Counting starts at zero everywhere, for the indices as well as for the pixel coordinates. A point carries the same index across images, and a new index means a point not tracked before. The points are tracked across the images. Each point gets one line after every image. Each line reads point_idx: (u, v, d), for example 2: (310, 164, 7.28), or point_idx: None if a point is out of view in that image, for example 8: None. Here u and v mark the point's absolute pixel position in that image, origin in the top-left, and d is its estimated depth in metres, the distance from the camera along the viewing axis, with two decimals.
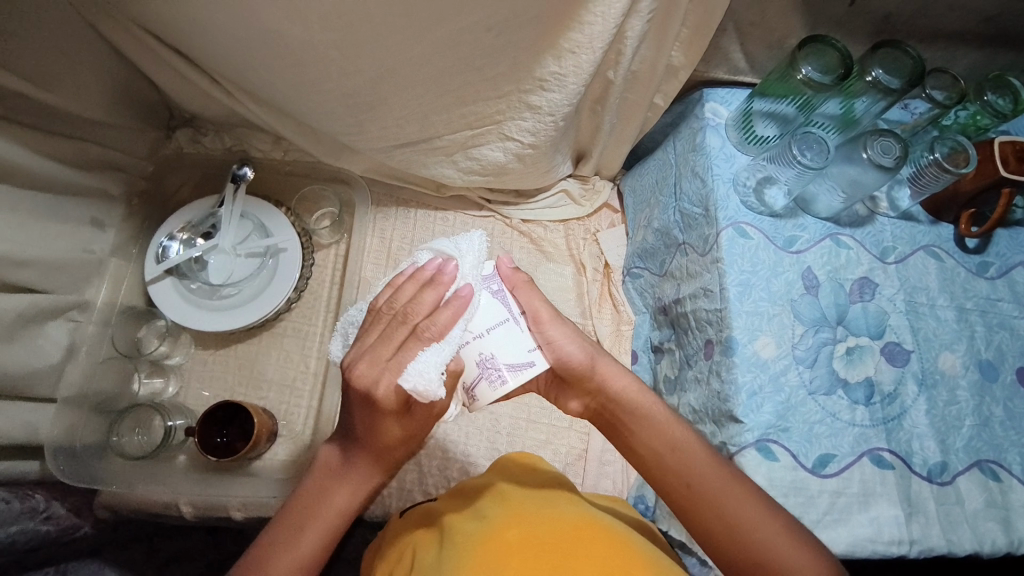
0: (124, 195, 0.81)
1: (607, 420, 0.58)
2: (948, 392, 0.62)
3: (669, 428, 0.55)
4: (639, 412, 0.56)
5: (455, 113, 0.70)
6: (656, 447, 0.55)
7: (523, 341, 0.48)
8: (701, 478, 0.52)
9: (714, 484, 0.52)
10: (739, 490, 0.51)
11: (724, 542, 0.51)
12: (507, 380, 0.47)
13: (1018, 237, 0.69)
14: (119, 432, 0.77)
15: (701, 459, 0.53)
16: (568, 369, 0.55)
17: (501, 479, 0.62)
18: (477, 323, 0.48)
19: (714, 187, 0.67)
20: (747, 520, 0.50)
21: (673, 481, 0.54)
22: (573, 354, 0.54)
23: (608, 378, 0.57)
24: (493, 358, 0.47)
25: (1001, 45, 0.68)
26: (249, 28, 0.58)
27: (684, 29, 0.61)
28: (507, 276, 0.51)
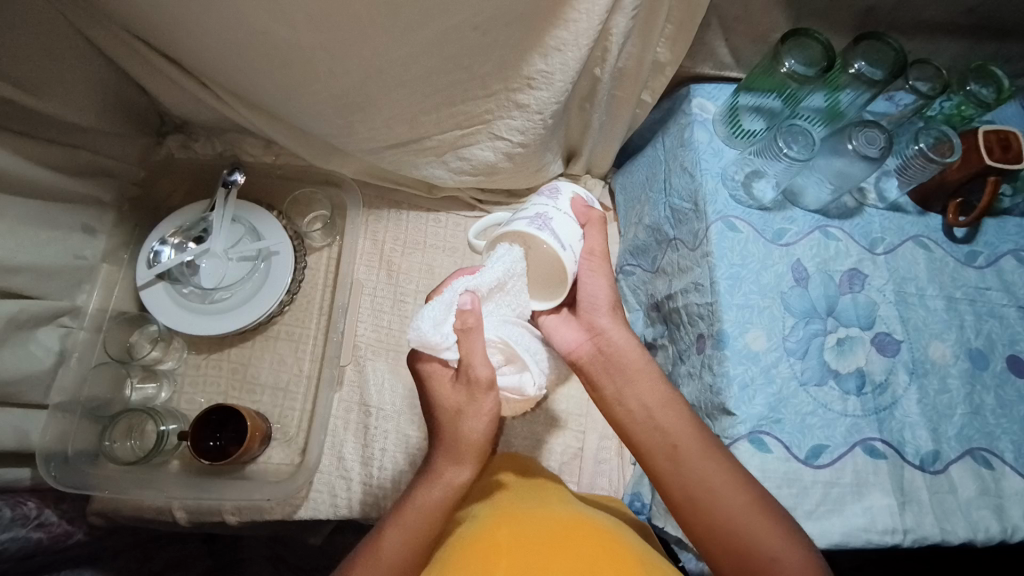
0: (115, 201, 0.81)
1: (598, 366, 0.60)
2: (939, 380, 0.62)
3: (658, 390, 0.57)
4: (632, 363, 0.59)
5: (444, 113, 0.70)
6: (646, 405, 0.57)
7: (573, 229, 0.57)
8: (687, 441, 0.54)
9: (697, 448, 0.53)
10: (718, 462, 0.52)
11: (696, 514, 0.52)
12: (544, 228, 0.54)
13: (1005, 227, 0.69)
14: (111, 438, 0.77)
15: (688, 424, 0.55)
16: (588, 302, 0.61)
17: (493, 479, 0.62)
18: (560, 202, 0.58)
19: (703, 181, 0.67)
20: (722, 490, 0.51)
21: (659, 445, 0.55)
22: (598, 292, 0.60)
23: (611, 329, 0.60)
24: (550, 216, 0.56)
25: (983, 36, 0.69)
26: (235, 31, 0.59)
27: (669, 24, 0.61)
28: (582, 211, 0.59)
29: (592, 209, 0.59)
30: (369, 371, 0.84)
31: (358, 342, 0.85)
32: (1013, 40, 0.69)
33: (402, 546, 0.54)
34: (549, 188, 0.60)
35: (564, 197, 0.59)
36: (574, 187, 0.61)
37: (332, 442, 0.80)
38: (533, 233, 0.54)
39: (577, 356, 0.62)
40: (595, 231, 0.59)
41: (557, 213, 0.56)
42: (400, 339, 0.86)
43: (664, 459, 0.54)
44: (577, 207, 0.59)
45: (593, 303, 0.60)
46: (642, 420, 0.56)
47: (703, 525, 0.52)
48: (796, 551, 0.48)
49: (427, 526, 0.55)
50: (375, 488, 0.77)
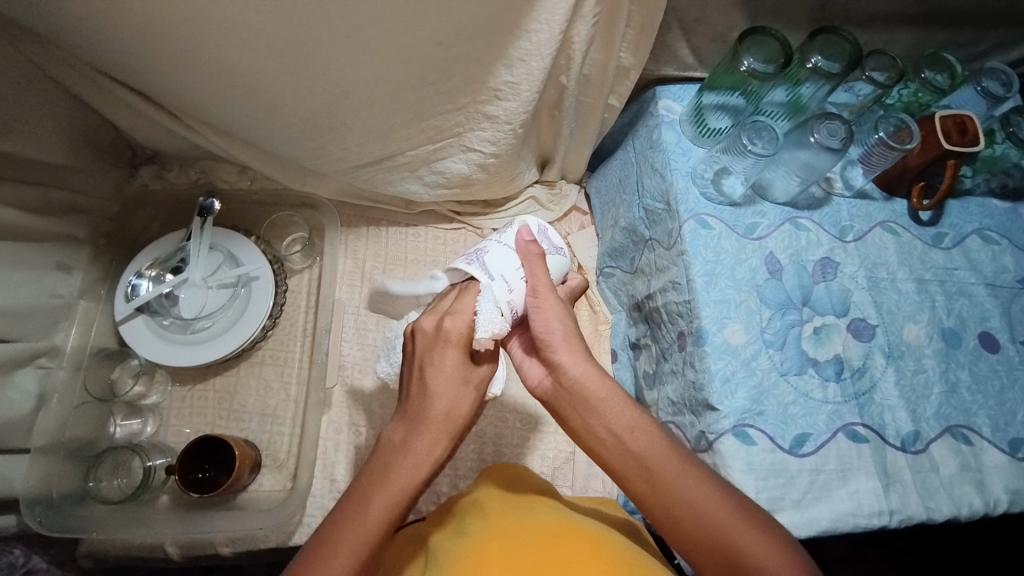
0: (89, 236, 0.81)
1: (562, 402, 0.56)
2: (915, 361, 0.63)
3: (627, 411, 0.53)
4: (596, 394, 0.53)
5: (415, 129, 0.71)
6: (615, 431, 0.53)
7: (506, 262, 0.55)
8: (661, 464, 0.51)
9: (674, 468, 0.51)
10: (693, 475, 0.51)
11: (680, 527, 0.50)
12: (472, 262, 0.56)
13: (969, 207, 0.71)
14: (97, 477, 0.75)
15: (660, 445, 0.52)
16: (543, 339, 0.55)
17: (485, 489, 0.63)
18: (505, 237, 0.58)
19: (673, 181, 0.68)
20: (705, 507, 0.49)
21: (633, 470, 0.52)
22: (551, 322, 0.55)
23: (569, 363, 0.54)
24: (484, 252, 0.56)
25: (935, 23, 0.71)
26: (199, 63, 0.59)
27: (630, 29, 0.62)
28: (523, 247, 0.56)
29: (530, 244, 0.56)
30: (357, 391, 0.84)
31: (344, 363, 0.86)
32: (963, 26, 0.72)
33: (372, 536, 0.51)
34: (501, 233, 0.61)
35: (509, 232, 0.58)
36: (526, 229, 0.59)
37: (324, 465, 0.80)
38: (462, 267, 0.56)
39: (545, 388, 0.57)
40: (535, 266, 0.55)
41: (494, 246, 0.57)
42: None
43: (643, 483, 0.51)
44: (518, 242, 0.57)
45: (549, 338, 0.54)
46: (613, 448, 0.53)
47: (691, 536, 0.50)
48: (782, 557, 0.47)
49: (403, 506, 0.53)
50: None
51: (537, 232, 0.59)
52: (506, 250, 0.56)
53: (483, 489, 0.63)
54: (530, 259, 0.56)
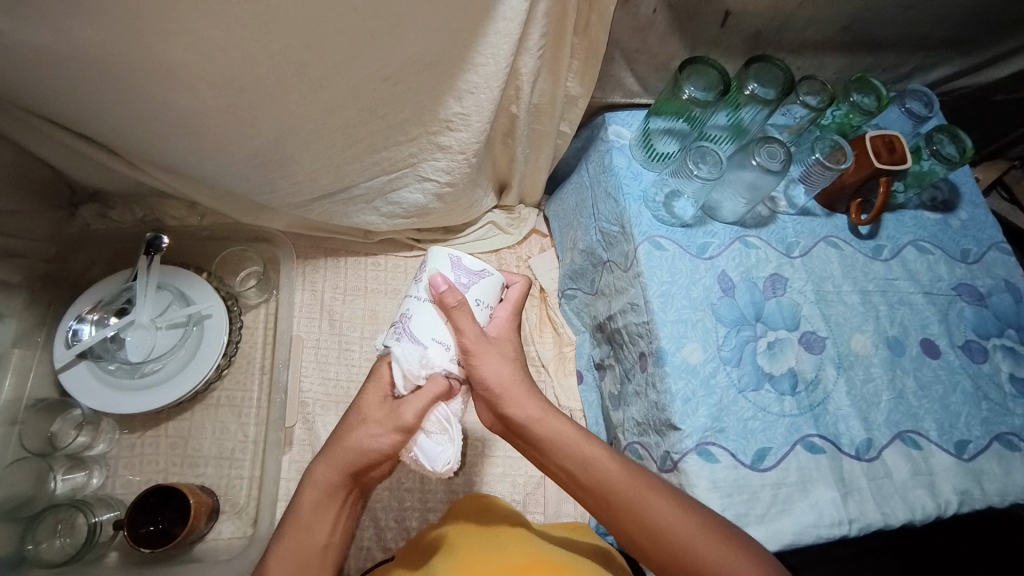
0: (25, 280, 0.77)
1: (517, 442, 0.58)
2: (864, 371, 0.65)
3: (579, 447, 0.55)
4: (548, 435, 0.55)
5: (367, 161, 0.70)
6: (569, 468, 0.55)
7: (432, 323, 0.50)
8: (618, 492, 0.53)
9: (633, 492, 0.52)
10: (642, 492, 0.52)
11: (641, 544, 0.52)
12: (399, 339, 0.50)
13: (904, 220, 0.75)
14: (35, 539, 0.69)
15: (614, 474, 0.53)
16: (484, 392, 0.55)
17: (452, 524, 0.62)
18: (421, 285, 0.51)
19: (626, 205, 0.70)
20: (671, 526, 0.50)
21: (595, 499, 0.54)
22: (488, 376, 0.53)
23: (515, 409, 0.55)
24: (407, 318, 0.51)
25: (861, 50, 0.75)
26: (135, 105, 0.57)
27: (575, 60, 0.64)
28: (438, 298, 0.49)
29: (444, 294, 0.49)
30: (319, 427, 0.82)
31: (305, 399, 0.83)
32: (886, 52, 0.76)
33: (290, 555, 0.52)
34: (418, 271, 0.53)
35: (422, 281, 0.51)
36: (438, 266, 0.51)
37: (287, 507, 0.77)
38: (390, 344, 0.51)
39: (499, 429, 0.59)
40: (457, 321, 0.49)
41: (414, 307, 0.51)
42: (349, 390, 0.84)
43: (607, 511, 0.53)
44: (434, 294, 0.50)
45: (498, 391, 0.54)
46: (568, 479, 0.55)
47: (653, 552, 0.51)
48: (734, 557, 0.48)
49: (315, 526, 0.53)
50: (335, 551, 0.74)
51: (452, 268, 0.51)
52: (427, 306, 0.50)
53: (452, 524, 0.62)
54: (448, 315, 0.49)
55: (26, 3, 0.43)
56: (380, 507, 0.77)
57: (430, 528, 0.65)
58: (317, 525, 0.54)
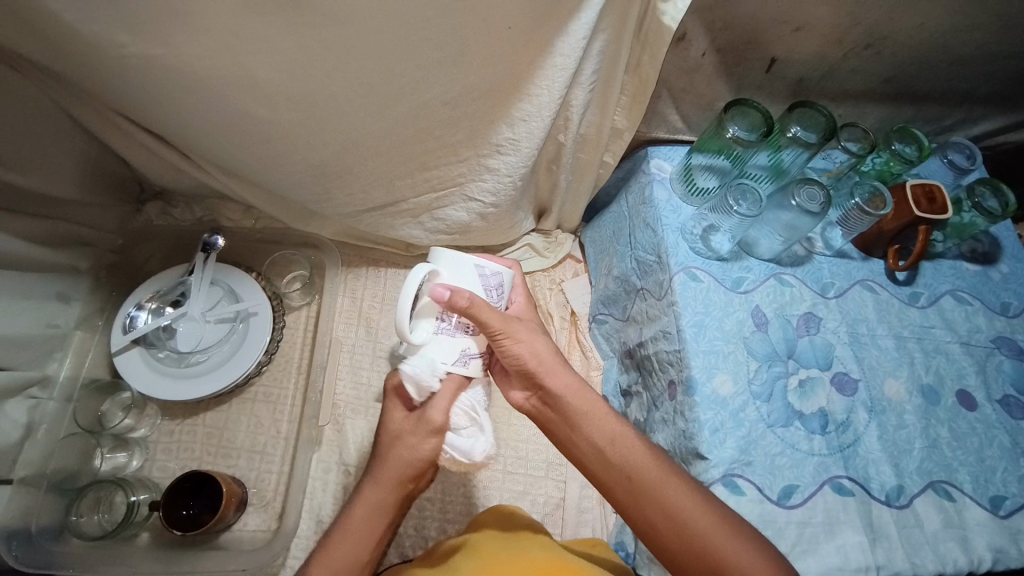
0: (92, 268, 0.82)
1: (549, 416, 0.62)
2: (897, 417, 0.65)
3: (608, 423, 0.59)
4: (580, 407, 0.60)
5: (419, 178, 0.74)
6: (597, 442, 0.59)
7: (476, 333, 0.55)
8: (641, 471, 0.56)
9: (655, 476, 0.55)
10: (675, 483, 0.54)
11: (668, 538, 0.54)
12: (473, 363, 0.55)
13: (942, 269, 0.75)
14: (78, 511, 0.74)
15: (641, 457, 0.57)
16: (522, 367, 0.60)
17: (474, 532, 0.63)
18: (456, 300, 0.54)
19: (664, 236, 0.72)
20: (690, 513, 0.52)
21: (617, 477, 0.57)
22: (523, 354, 0.58)
23: (553, 379, 0.60)
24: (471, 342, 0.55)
25: (903, 101, 0.77)
26: (216, 113, 0.62)
27: (623, 96, 0.67)
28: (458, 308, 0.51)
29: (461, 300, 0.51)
30: (349, 430, 0.85)
31: (337, 401, 0.86)
32: (929, 104, 0.78)
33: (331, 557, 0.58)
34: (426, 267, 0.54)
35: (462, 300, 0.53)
36: (470, 282, 0.53)
37: (312, 505, 0.79)
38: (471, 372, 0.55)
39: (528, 409, 0.64)
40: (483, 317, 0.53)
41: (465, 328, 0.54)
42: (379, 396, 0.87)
43: (627, 489, 0.56)
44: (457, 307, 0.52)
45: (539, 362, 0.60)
46: (595, 458, 0.59)
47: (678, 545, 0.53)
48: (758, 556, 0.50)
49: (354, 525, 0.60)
50: None
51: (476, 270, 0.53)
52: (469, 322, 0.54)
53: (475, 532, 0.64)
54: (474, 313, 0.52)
55: (143, 19, 0.49)
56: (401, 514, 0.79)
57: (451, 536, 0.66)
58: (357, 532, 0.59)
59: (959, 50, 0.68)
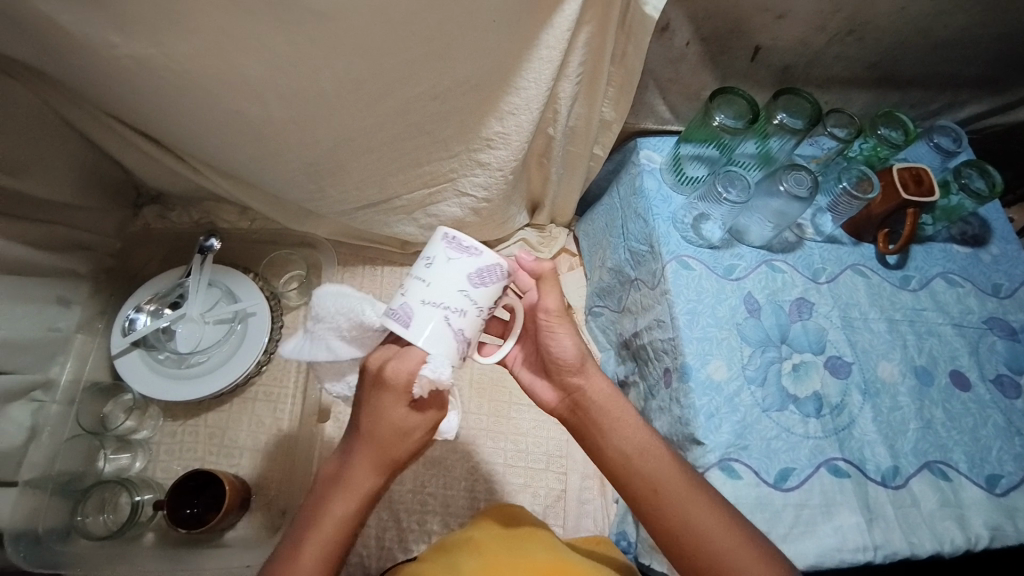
0: (91, 272, 0.83)
1: (580, 422, 0.59)
2: (890, 399, 0.65)
3: (639, 432, 0.57)
4: (612, 415, 0.58)
5: (411, 174, 0.75)
6: (627, 452, 0.56)
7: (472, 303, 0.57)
8: (671, 487, 0.53)
9: (682, 494, 0.52)
10: (707, 503, 0.52)
11: (695, 561, 0.51)
12: None
13: (933, 252, 0.76)
14: (84, 512, 0.75)
15: (671, 471, 0.54)
16: (559, 365, 0.59)
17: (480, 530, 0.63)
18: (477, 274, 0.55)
19: (656, 226, 0.72)
20: (718, 535, 0.50)
21: (643, 489, 0.54)
22: (570, 349, 0.58)
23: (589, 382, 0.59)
24: None
25: (889, 86, 0.78)
26: (208, 114, 0.63)
27: (610, 88, 0.68)
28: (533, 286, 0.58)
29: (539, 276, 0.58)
30: (348, 427, 0.85)
31: (337, 398, 0.87)
32: (915, 88, 0.78)
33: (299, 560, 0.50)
34: (480, 270, 0.49)
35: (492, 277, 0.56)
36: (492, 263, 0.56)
37: None
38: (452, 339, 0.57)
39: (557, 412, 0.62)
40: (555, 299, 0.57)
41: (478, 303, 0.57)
42: None
43: (652, 503, 0.53)
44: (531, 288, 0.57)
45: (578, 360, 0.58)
46: (622, 468, 0.55)
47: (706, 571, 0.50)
48: None
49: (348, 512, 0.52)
50: (359, 546, 0.77)
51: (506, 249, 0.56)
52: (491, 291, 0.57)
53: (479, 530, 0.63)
54: (548, 277, 0.56)
55: (135, 21, 0.50)
56: (402, 509, 0.79)
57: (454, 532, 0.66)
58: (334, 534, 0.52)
59: (942, 34, 0.69)
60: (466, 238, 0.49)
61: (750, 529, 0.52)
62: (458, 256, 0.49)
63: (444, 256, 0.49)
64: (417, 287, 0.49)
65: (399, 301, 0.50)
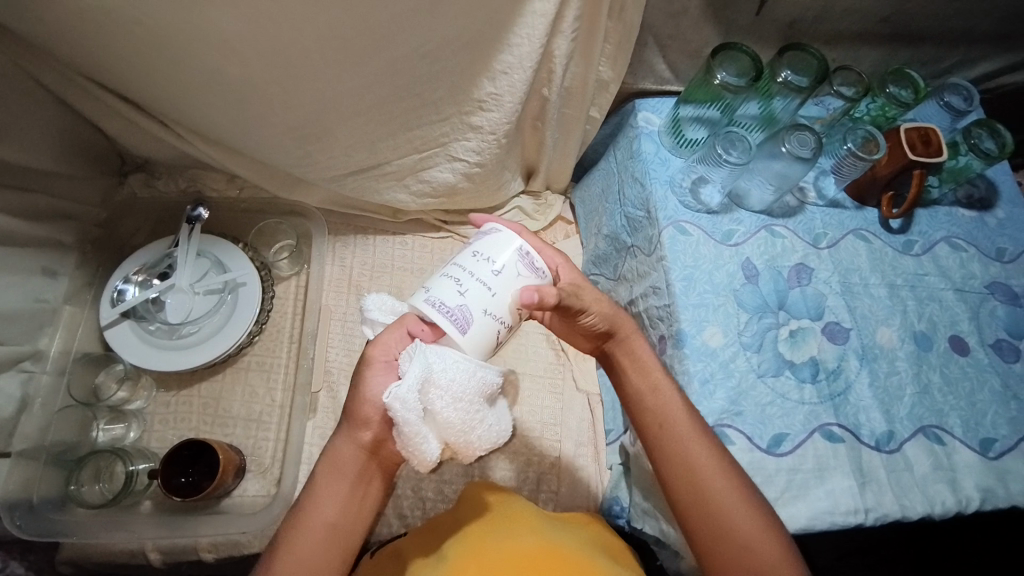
0: (76, 242, 0.81)
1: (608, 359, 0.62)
2: (888, 364, 0.65)
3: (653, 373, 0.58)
4: (633, 356, 0.59)
5: (401, 138, 0.73)
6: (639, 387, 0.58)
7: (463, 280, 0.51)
8: (674, 422, 0.55)
9: (689, 431, 0.54)
10: (706, 443, 0.54)
11: (685, 494, 0.54)
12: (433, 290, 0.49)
13: (937, 216, 0.74)
14: (79, 481, 0.75)
15: (679, 409, 0.56)
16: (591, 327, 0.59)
17: (467, 514, 0.64)
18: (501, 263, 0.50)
19: (653, 189, 0.70)
20: (708, 476, 0.53)
21: (648, 421, 0.57)
22: (596, 318, 0.57)
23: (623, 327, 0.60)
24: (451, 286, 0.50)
25: (898, 43, 0.75)
26: (187, 73, 0.60)
27: (608, 44, 0.65)
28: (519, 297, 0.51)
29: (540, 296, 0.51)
30: (343, 396, 0.85)
31: (330, 368, 0.86)
32: (926, 45, 0.75)
33: (298, 536, 0.54)
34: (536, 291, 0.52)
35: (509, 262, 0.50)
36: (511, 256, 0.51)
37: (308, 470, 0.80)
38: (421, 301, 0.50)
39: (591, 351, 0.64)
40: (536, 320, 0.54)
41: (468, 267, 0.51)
42: None
43: (656, 434, 0.56)
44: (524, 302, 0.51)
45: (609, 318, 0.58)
46: (636, 400, 0.58)
47: (693, 503, 0.53)
48: (768, 535, 0.51)
49: (325, 503, 0.56)
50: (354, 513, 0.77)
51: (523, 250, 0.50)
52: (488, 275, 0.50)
53: (462, 510, 0.65)
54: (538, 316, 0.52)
55: None
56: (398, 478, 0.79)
57: (445, 512, 0.68)
58: (329, 505, 0.56)
59: None
60: (537, 259, 0.51)
61: (742, 474, 0.54)
62: (529, 275, 0.50)
63: (515, 269, 0.50)
64: (482, 292, 0.48)
65: (458, 300, 0.48)
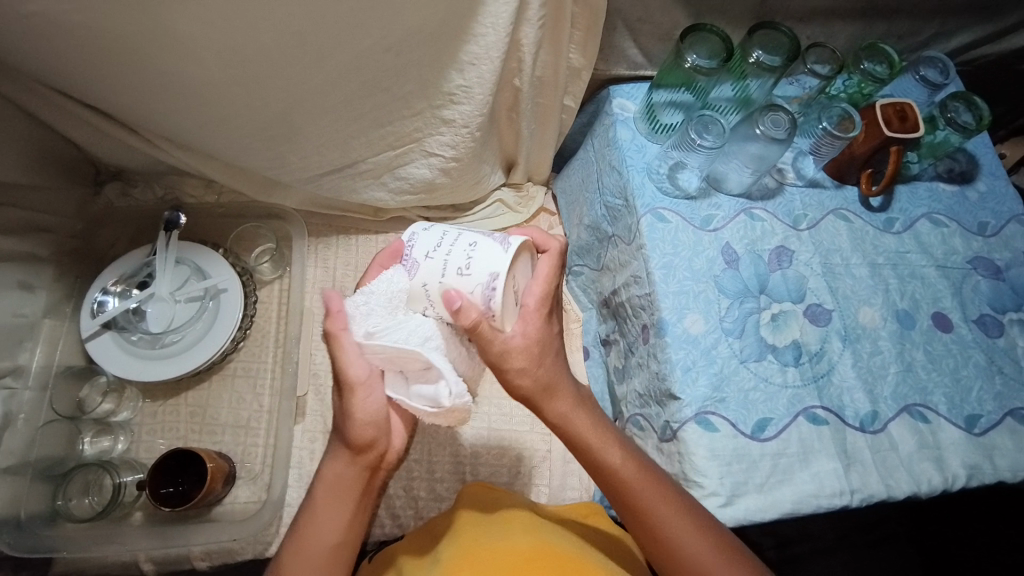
0: (53, 254, 0.80)
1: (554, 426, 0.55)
2: (871, 343, 0.64)
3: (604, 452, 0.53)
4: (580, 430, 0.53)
5: (374, 136, 0.72)
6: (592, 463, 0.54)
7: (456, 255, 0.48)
8: (636, 492, 0.53)
9: (652, 502, 0.52)
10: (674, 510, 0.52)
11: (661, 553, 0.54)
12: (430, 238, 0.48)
13: (917, 192, 0.73)
14: (67, 496, 0.75)
15: (638, 483, 0.53)
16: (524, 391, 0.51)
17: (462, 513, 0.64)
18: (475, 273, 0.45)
19: (630, 177, 0.70)
20: (682, 541, 0.52)
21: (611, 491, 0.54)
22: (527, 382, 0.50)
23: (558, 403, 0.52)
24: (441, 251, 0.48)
25: (873, 17, 0.74)
26: (148, 78, 0.59)
27: (576, 31, 0.64)
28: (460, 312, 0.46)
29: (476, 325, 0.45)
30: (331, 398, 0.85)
31: (317, 370, 0.86)
32: (901, 18, 0.74)
33: (299, 552, 0.55)
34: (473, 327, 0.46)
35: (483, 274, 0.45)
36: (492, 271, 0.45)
37: (300, 473, 0.81)
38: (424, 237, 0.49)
39: None
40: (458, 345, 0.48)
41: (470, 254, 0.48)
42: None
43: (620, 503, 0.54)
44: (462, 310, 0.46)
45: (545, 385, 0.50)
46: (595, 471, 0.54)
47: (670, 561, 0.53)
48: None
49: (324, 527, 0.56)
50: None
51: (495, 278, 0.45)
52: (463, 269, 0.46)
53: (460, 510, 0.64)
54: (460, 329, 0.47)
55: None
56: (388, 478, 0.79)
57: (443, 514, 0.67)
58: (328, 526, 0.56)
59: None
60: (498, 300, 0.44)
61: (717, 530, 0.53)
62: (478, 300, 0.45)
63: (474, 283, 0.45)
64: (435, 267, 0.46)
65: (422, 257, 0.47)
